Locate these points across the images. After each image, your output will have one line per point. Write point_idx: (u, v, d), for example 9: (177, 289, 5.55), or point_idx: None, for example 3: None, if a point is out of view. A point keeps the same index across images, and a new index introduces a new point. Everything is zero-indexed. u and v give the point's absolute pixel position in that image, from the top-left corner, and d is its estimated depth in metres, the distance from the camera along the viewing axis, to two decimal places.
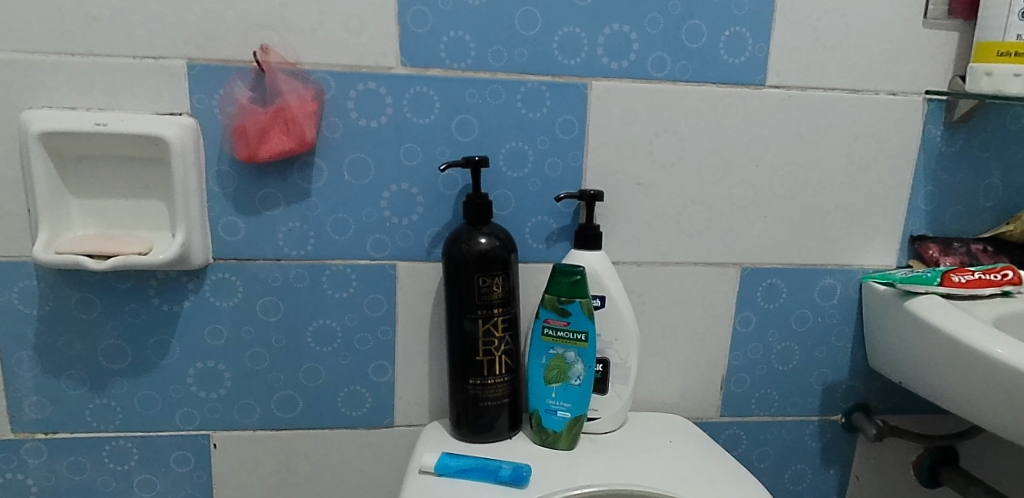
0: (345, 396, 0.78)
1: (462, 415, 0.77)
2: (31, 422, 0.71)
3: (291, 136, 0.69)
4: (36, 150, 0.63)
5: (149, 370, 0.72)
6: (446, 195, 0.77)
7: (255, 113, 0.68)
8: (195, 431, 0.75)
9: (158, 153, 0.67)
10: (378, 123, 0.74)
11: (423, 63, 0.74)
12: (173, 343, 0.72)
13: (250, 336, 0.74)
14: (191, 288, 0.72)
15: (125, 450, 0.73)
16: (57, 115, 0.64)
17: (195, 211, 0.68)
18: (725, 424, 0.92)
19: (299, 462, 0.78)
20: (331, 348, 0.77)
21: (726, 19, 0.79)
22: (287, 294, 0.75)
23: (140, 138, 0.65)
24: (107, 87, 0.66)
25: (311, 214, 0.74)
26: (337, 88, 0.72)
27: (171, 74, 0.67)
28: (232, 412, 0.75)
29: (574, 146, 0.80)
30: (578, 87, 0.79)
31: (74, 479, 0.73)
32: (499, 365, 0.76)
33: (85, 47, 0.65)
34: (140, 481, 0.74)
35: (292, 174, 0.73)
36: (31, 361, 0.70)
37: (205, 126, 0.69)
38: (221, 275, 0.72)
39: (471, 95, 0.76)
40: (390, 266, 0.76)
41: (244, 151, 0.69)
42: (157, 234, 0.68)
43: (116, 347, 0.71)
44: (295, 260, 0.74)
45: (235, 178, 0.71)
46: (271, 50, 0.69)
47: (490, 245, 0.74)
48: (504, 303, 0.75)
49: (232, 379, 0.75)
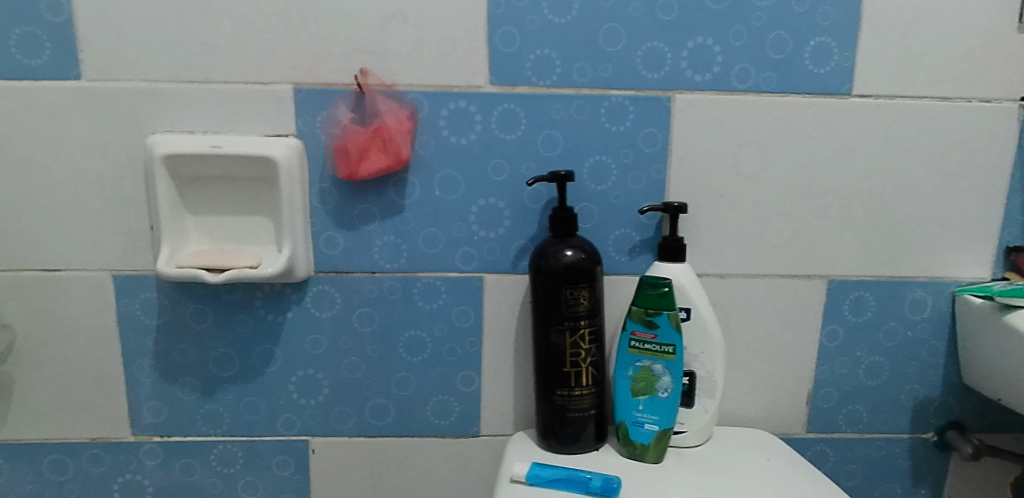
0: (434, 405, 0.80)
1: (549, 426, 0.78)
2: (148, 426, 0.74)
3: (388, 153, 0.72)
4: (160, 171, 0.67)
5: (254, 378, 0.75)
6: (532, 208, 0.78)
7: (355, 133, 0.72)
8: (295, 437, 0.78)
9: (266, 173, 0.70)
10: (468, 139, 0.76)
11: (511, 80, 0.76)
12: (277, 352, 0.76)
13: (346, 345, 0.77)
14: (294, 299, 0.75)
15: (231, 454, 0.76)
16: (177, 138, 0.68)
17: (299, 227, 0.72)
18: (811, 440, 0.90)
19: (391, 469, 0.80)
20: (422, 358, 0.79)
21: (812, 29, 0.79)
22: (381, 305, 0.78)
23: (251, 158, 0.69)
24: (221, 112, 0.69)
25: (404, 228, 0.77)
26: (430, 107, 0.75)
27: (279, 98, 0.71)
28: (330, 419, 0.78)
29: (657, 159, 0.81)
30: (661, 100, 0.79)
31: (185, 481, 0.76)
32: (586, 377, 0.77)
33: (202, 74, 0.68)
34: (244, 484, 0.77)
35: (387, 190, 0.76)
36: (150, 369, 0.73)
37: (308, 145, 0.72)
38: (321, 287, 0.76)
39: (556, 111, 0.78)
40: (479, 278, 0.79)
41: (345, 169, 0.72)
42: (264, 248, 0.72)
43: (225, 356, 0.74)
44: (389, 273, 0.77)
45: (336, 194, 0.74)
46: (370, 72, 0.72)
47: (577, 258, 0.75)
48: (591, 315, 0.76)
49: (330, 387, 0.78)
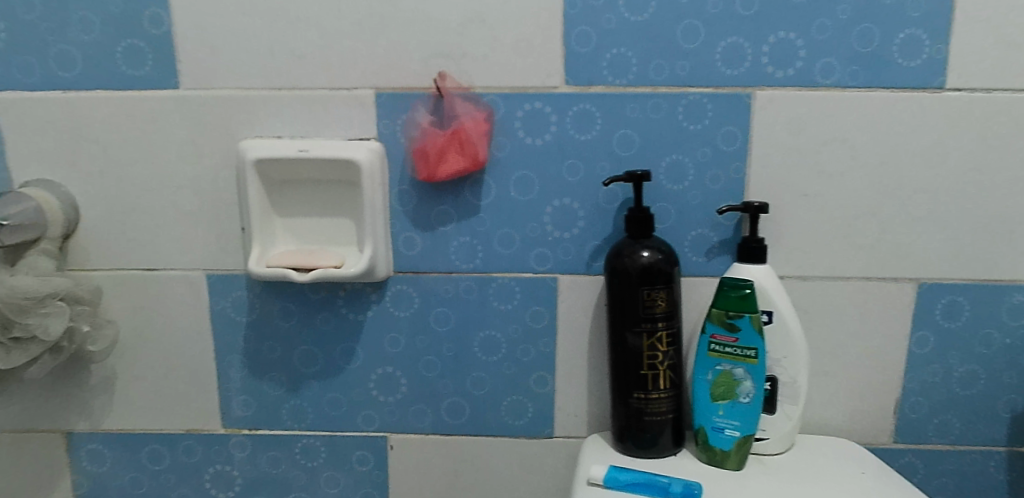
0: (508, 405, 0.80)
1: (626, 429, 0.76)
2: (238, 419, 0.75)
3: (466, 155, 0.73)
4: (251, 174, 0.69)
5: (337, 375, 0.77)
6: (607, 209, 0.78)
7: (434, 135, 0.73)
8: (375, 433, 0.79)
9: (349, 176, 0.72)
10: (543, 140, 0.76)
11: (586, 80, 0.76)
12: (358, 350, 0.77)
13: (424, 344, 0.79)
14: (374, 298, 0.77)
15: (313, 447, 0.77)
16: (267, 144, 0.70)
17: (380, 228, 0.73)
18: (898, 450, 0.86)
19: (466, 468, 0.81)
20: (497, 357, 0.80)
21: (902, 20, 0.75)
22: (457, 305, 0.78)
23: (336, 161, 0.71)
24: (307, 118, 0.72)
25: (480, 229, 0.77)
26: (506, 109, 0.75)
27: (362, 103, 0.72)
28: (407, 416, 0.79)
29: (736, 158, 0.78)
30: (741, 97, 0.77)
31: (271, 473, 0.77)
32: (664, 380, 0.75)
33: (291, 81, 0.71)
34: (326, 478, 0.78)
35: (464, 191, 0.76)
36: (240, 363, 0.74)
37: (389, 148, 0.74)
38: (400, 287, 0.77)
39: (632, 110, 0.77)
40: (553, 279, 0.78)
41: (423, 171, 0.73)
42: (346, 249, 0.74)
43: (310, 352, 0.76)
44: (465, 273, 0.78)
45: (414, 196, 0.76)
46: (448, 76, 0.73)
47: (653, 259, 0.73)
48: (668, 316, 0.74)
49: (407, 385, 0.79)
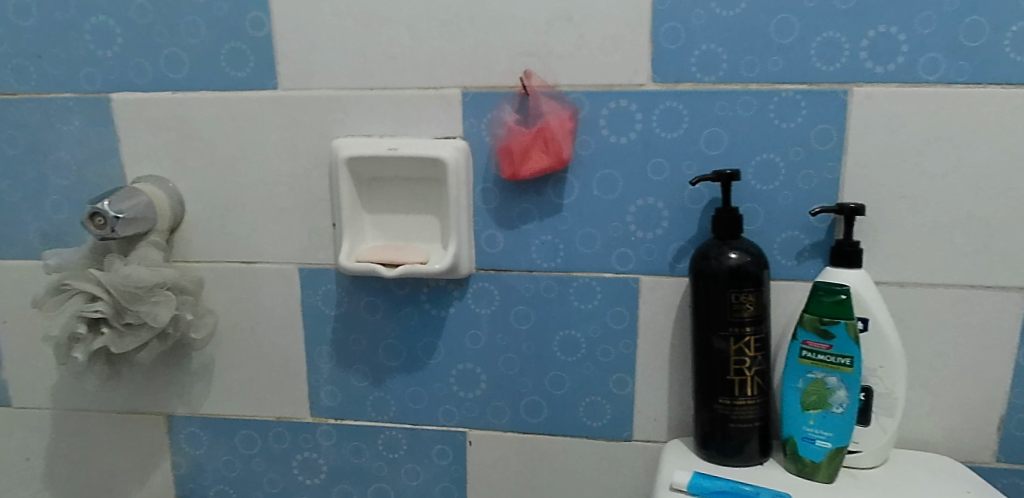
0: (587, 406, 0.79)
1: (710, 435, 0.74)
2: (325, 409, 0.77)
3: (550, 153, 0.72)
4: (344, 172, 0.72)
5: (419, 369, 0.78)
6: (693, 209, 0.75)
7: (519, 132, 0.72)
8: (454, 428, 0.79)
9: (435, 174, 0.73)
10: (628, 138, 0.74)
11: (674, 77, 0.73)
12: (440, 345, 0.78)
13: (504, 342, 0.78)
14: (456, 295, 0.77)
15: (395, 439, 0.79)
16: (359, 141, 0.72)
17: (464, 225, 0.74)
18: (1002, 470, 0.80)
19: (544, 467, 0.81)
20: (576, 358, 0.78)
21: (1017, 12, 0.69)
22: (538, 303, 0.77)
23: (424, 159, 0.72)
24: (396, 117, 0.73)
25: (562, 228, 0.76)
26: (591, 106, 0.74)
27: (449, 102, 0.73)
28: (486, 413, 0.79)
29: (830, 158, 0.74)
30: (837, 94, 0.73)
31: (355, 463, 0.79)
32: (751, 386, 0.73)
33: (382, 81, 0.72)
34: (406, 470, 0.80)
35: (546, 189, 0.75)
36: (328, 355, 0.77)
37: (473, 146, 0.74)
38: (481, 285, 0.77)
39: (721, 108, 0.74)
40: (635, 280, 0.76)
41: (508, 169, 0.73)
42: (431, 245, 0.75)
43: (393, 346, 0.77)
44: (546, 271, 0.77)
45: (497, 194, 0.75)
46: (534, 74, 0.73)
47: (741, 260, 0.71)
48: (756, 321, 0.72)
49: (487, 381, 0.79)
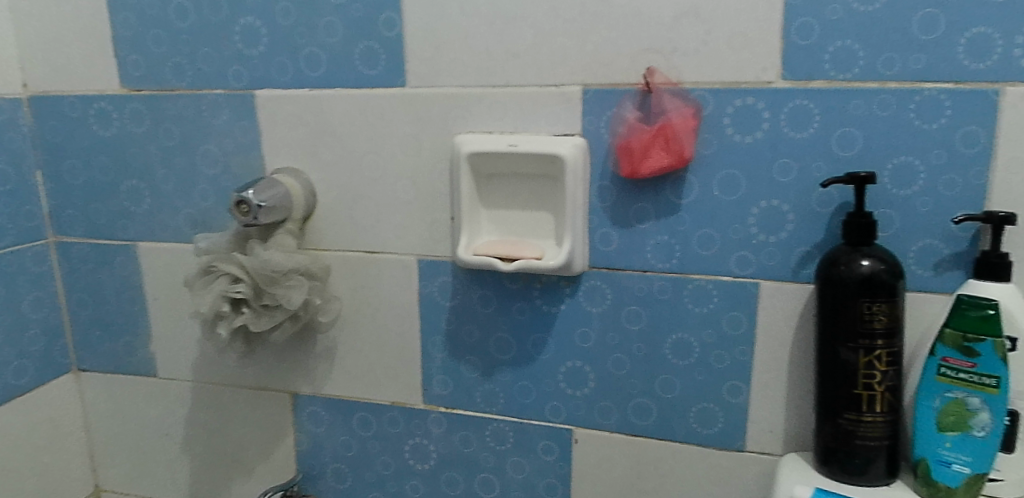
0: (698, 412, 0.77)
1: (832, 451, 0.70)
2: (437, 396, 0.80)
3: (671, 152, 0.70)
4: (464, 167, 0.73)
5: (528, 364, 0.78)
6: (820, 213, 0.70)
7: (640, 130, 0.70)
8: (561, 425, 0.79)
9: (553, 171, 0.73)
10: (754, 138, 0.70)
11: (805, 74, 0.68)
12: (549, 341, 0.78)
13: (614, 342, 0.77)
14: (568, 292, 0.76)
15: (503, 432, 0.80)
16: (480, 138, 0.73)
17: (579, 223, 0.73)
18: None
19: (650, 471, 0.79)
20: (689, 362, 0.76)
21: None
22: (650, 305, 0.76)
23: (542, 156, 0.71)
24: (517, 114, 0.73)
25: (679, 228, 0.73)
26: (715, 104, 0.70)
27: (569, 99, 0.72)
28: (594, 413, 0.79)
29: (976, 162, 0.66)
30: (987, 94, 0.64)
31: (463, 451, 0.81)
32: (881, 402, 0.68)
33: (504, 79, 0.73)
34: (512, 463, 0.81)
35: (665, 188, 0.73)
36: (442, 345, 0.79)
37: (592, 144, 0.73)
38: (594, 282, 0.76)
39: (856, 106, 0.67)
40: (755, 285, 0.73)
41: (627, 168, 0.72)
42: (545, 242, 0.75)
43: (504, 340, 0.78)
44: (660, 272, 0.75)
45: (614, 193, 0.74)
46: (657, 71, 0.70)
47: (874, 268, 0.66)
48: (888, 334, 0.67)
49: (595, 380, 0.78)
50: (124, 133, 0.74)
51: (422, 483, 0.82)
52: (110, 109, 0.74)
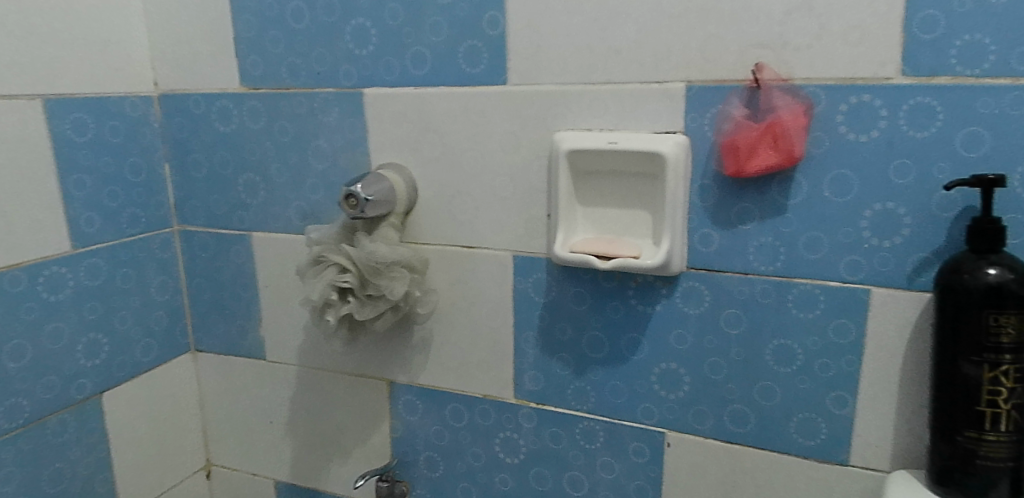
0: (799, 422, 0.73)
1: (948, 470, 0.64)
2: (527, 392, 0.79)
3: (780, 151, 0.66)
4: (563, 164, 0.72)
5: (621, 363, 0.77)
6: (941, 217, 0.64)
7: (747, 128, 0.66)
8: (653, 427, 0.77)
9: (653, 169, 0.71)
10: (868, 137, 0.64)
11: (929, 70, 0.61)
12: (644, 341, 0.76)
13: (711, 346, 0.74)
14: (664, 292, 0.74)
15: (593, 431, 0.79)
16: (580, 135, 0.72)
17: (679, 222, 0.71)
18: None
19: (746, 479, 0.76)
20: (790, 369, 0.72)
21: None
22: (751, 309, 0.72)
23: (642, 154, 0.70)
24: (618, 111, 0.72)
25: (785, 230, 0.69)
26: (829, 101, 0.65)
27: (672, 96, 0.70)
28: (688, 416, 0.76)
29: None
30: None
31: (553, 448, 0.80)
32: (1007, 422, 0.61)
33: (606, 75, 0.71)
34: (602, 462, 0.80)
35: (771, 188, 0.69)
36: (534, 342, 0.78)
37: (694, 142, 0.70)
38: (692, 283, 0.73)
39: (985, 104, 0.60)
40: (865, 292, 0.67)
41: (731, 167, 0.68)
42: (642, 240, 0.73)
43: (597, 338, 0.77)
44: (763, 275, 0.71)
45: (716, 192, 0.71)
46: (766, 67, 0.66)
47: (1001, 278, 0.59)
48: (1018, 349, 0.60)
49: (690, 384, 0.75)
50: (242, 130, 0.78)
51: (511, 477, 0.82)
52: (230, 107, 0.78)
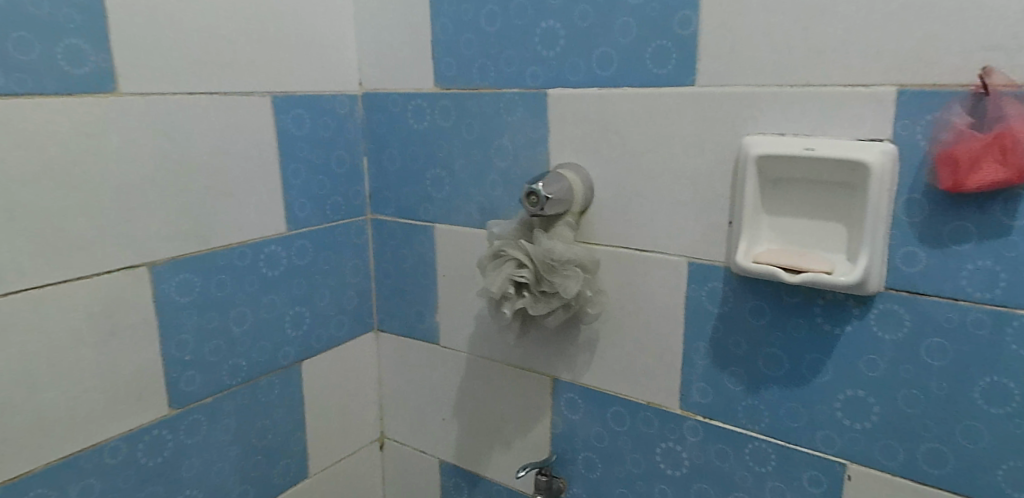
0: (1010, 471, 0.58)
1: None
2: (695, 404, 0.74)
3: (1009, 165, 0.52)
4: (751, 171, 0.64)
5: (801, 384, 0.67)
6: None
7: (968, 138, 0.54)
8: (832, 457, 0.67)
9: (854, 180, 0.60)
10: None
11: None
12: (828, 364, 0.65)
13: (908, 376, 0.61)
14: (856, 313, 0.63)
15: (763, 452, 0.71)
16: (771, 140, 0.63)
17: (881, 240, 0.59)
18: None
19: None
20: (1005, 412, 0.58)
21: None
22: (962, 338, 0.58)
23: (839, 163, 0.59)
24: (817, 114, 0.61)
25: (1008, 254, 0.55)
26: None
27: (881, 100, 0.58)
28: (873, 449, 0.64)
29: None
30: None
31: (718, 465, 0.74)
32: None
33: (802, 77, 0.62)
34: (771, 488, 0.71)
35: (994, 205, 0.55)
36: (705, 353, 0.72)
37: (904, 152, 0.58)
38: (889, 305, 0.61)
39: None
40: None
41: (948, 181, 0.55)
42: (836, 255, 0.62)
43: (774, 356, 0.68)
44: (977, 303, 0.57)
45: (928, 207, 0.57)
46: (996, 71, 0.53)
47: None
48: None
49: (881, 415, 0.63)
50: (434, 128, 0.82)
51: (671, 489, 0.77)
52: (424, 105, 0.82)
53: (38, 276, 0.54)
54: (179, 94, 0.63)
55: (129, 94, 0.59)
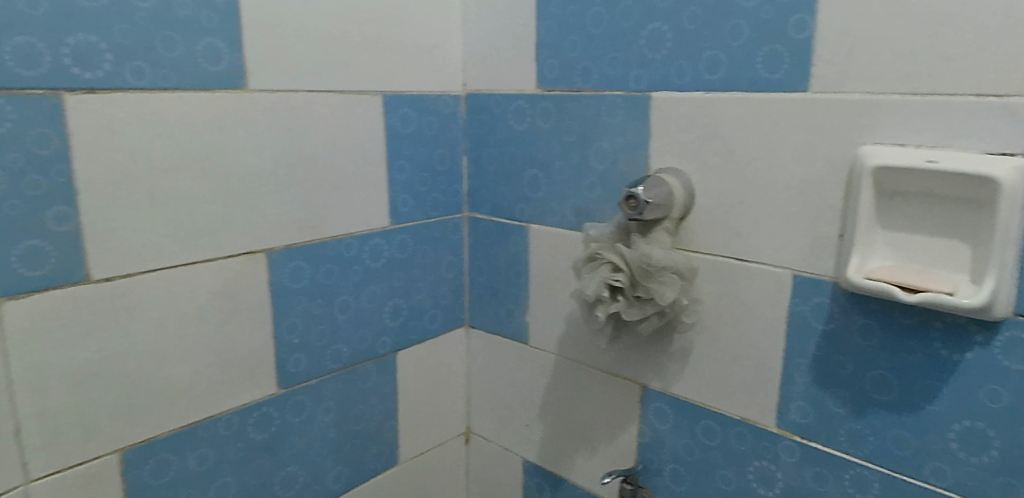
0: None
1: None
2: (792, 423, 0.69)
3: None
4: (865, 182, 0.59)
5: (912, 412, 0.61)
6: None
7: None
8: (944, 491, 0.61)
9: (985, 195, 0.53)
10: None
11: None
12: (943, 392, 0.59)
13: None
14: (980, 340, 0.56)
15: (865, 479, 0.65)
16: (888, 150, 0.58)
17: (1010, 263, 0.53)
18: None
19: None
20: None
21: None
22: None
23: (967, 177, 0.53)
24: (942, 124, 0.56)
25: None
26: None
27: (1017, 112, 0.52)
28: (991, 488, 0.58)
29: None
30: None
31: (815, 488, 0.69)
32: None
33: (927, 85, 0.56)
34: None
35: None
36: (806, 370, 0.67)
37: None
38: (1018, 333, 0.54)
39: None
40: None
41: None
42: (958, 277, 0.56)
43: (882, 379, 0.63)
44: None
45: None
46: None
47: None
48: None
49: (1005, 452, 0.57)
50: (534, 129, 0.82)
51: None
52: (525, 106, 0.82)
53: (174, 257, 0.58)
54: (303, 92, 0.67)
55: (257, 91, 0.63)
